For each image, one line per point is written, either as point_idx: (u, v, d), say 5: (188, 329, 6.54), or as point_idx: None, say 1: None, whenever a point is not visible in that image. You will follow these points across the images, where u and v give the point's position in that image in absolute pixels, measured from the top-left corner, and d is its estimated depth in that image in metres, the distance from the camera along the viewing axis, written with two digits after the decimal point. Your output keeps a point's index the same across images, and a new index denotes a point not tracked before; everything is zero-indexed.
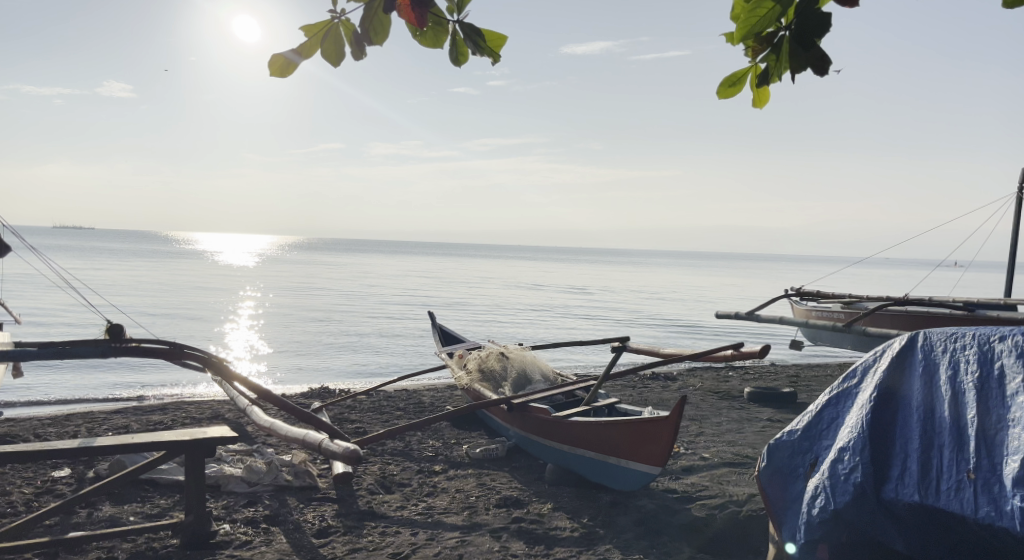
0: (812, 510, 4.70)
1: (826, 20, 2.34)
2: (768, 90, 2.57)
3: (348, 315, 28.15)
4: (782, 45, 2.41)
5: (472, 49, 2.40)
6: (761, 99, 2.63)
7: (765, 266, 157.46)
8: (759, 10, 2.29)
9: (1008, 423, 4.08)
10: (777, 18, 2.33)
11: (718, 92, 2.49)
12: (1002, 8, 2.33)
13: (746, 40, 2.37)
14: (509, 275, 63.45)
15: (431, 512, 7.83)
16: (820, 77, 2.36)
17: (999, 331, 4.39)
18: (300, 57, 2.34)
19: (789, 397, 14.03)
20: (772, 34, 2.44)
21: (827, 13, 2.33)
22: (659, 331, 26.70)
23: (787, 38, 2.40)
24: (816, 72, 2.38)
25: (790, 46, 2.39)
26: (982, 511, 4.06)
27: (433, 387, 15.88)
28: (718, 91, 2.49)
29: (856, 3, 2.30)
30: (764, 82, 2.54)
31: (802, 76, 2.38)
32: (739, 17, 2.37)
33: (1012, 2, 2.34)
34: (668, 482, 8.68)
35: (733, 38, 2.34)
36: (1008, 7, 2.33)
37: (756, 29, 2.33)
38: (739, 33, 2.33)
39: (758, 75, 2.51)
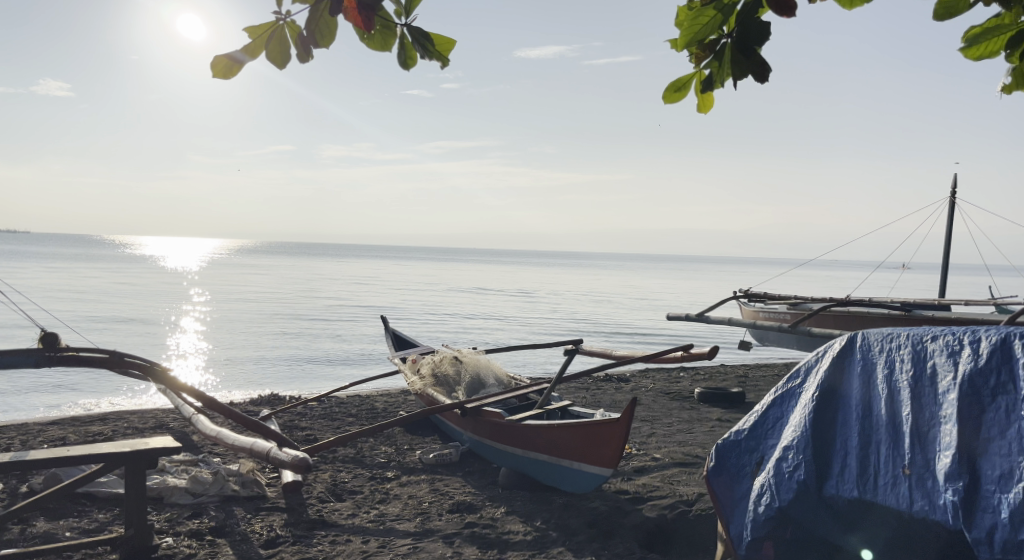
0: (759, 508, 4.86)
1: (764, 29, 2.42)
2: (712, 95, 2.66)
3: (297, 320, 27.85)
4: (724, 52, 2.49)
5: (420, 52, 2.44)
6: (705, 104, 2.72)
7: (713, 268, 160.20)
8: (701, 18, 2.37)
9: (940, 420, 4.20)
10: (719, 25, 2.41)
11: (663, 97, 2.55)
12: (933, 19, 2.43)
13: (689, 47, 2.43)
14: (458, 279, 63.54)
15: (383, 519, 7.78)
16: (759, 83, 2.45)
17: (933, 331, 4.49)
18: (245, 60, 2.35)
19: (738, 397, 14.29)
20: (715, 42, 2.51)
21: (765, 22, 2.41)
22: (611, 334, 27.02)
23: (729, 46, 2.48)
24: (755, 79, 2.46)
25: (732, 52, 2.48)
26: (917, 505, 4.20)
27: (386, 393, 15.76)
28: (663, 97, 2.55)
29: (792, 12, 2.38)
30: (709, 87, 2.62)
31: (742, 82, 2.47)
32: (682, 24, 2.43)
33: (944, 15, 2.44)
34: (620, 483, 8.77)
35: (677, 45, 2.41)
36: (938, 19, 2.43)
37: (699, 36, 2.40)
38: (682, 40, 2.39)
39: (702, 81, 2.59)
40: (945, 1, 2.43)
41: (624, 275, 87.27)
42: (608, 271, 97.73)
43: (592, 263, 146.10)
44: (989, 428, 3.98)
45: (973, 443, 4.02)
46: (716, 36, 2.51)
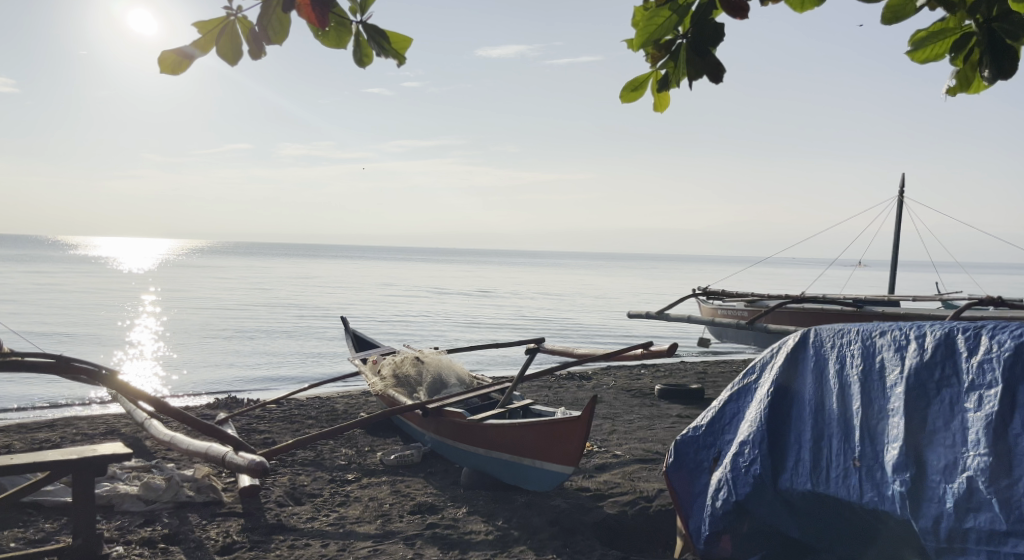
0: (717, 502, 4.97)
1: (719, 30, 2.46)
2: (668, 95, 2.69)
3: (254, 321, 27.45)
4: (679, 52, 2.53)
5: (376, 50, 2.46)
6: (661, 104, 2.76)
7: (672, 266, 161.94)
8: (657, 18, 2.40)
9: (888, 413, 4.29)
10: (674, 26, 2.44)
11: (621, 97, 2.58)
12: (881, 23, 2.49)
13: (644, 47, 2.47)
14: (417, 278, 63.33)
15: (342, 522, 7.72)
16: (715, 83, 2.50)
17: (881, 326, 4.57)
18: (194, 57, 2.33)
19: (697, 393, 14.48)
20: (670, 42, 2.55)
21: (719, 23, 2.45)
22: (573, 333, 27.17)
23: (684, 46, 2.51)
24: (710, 80, 2.50)
25: (687, 52, 2.51)
26: (867, 496, 4.30)
27: (346, 394, 15.64)
28: (621, 96, 2.58)
29: (745, 15, 2.43)
30: (665, 87, 2.66)
31: (698, 82, 2.51)
32: (637, 24, 2.47)
33: (890, 18, 2.50)
34: (581, 481, 8.83)
35: (633, 45, 2.44)
36: (885, 23, 2.49)
37: (655, 37, 2.44)
38: (638, 40, 2.42)
39: (658, 80, 2.63)
40: (892, 5, 2.50)
41: (585, 274, 87.74)
42: (569, 270, 98.05)
43: (553, 262, 146.68)
44: (934, 420, 4.07)
45: (919, 435, 4.11)
46: (670, 36, 2.55)
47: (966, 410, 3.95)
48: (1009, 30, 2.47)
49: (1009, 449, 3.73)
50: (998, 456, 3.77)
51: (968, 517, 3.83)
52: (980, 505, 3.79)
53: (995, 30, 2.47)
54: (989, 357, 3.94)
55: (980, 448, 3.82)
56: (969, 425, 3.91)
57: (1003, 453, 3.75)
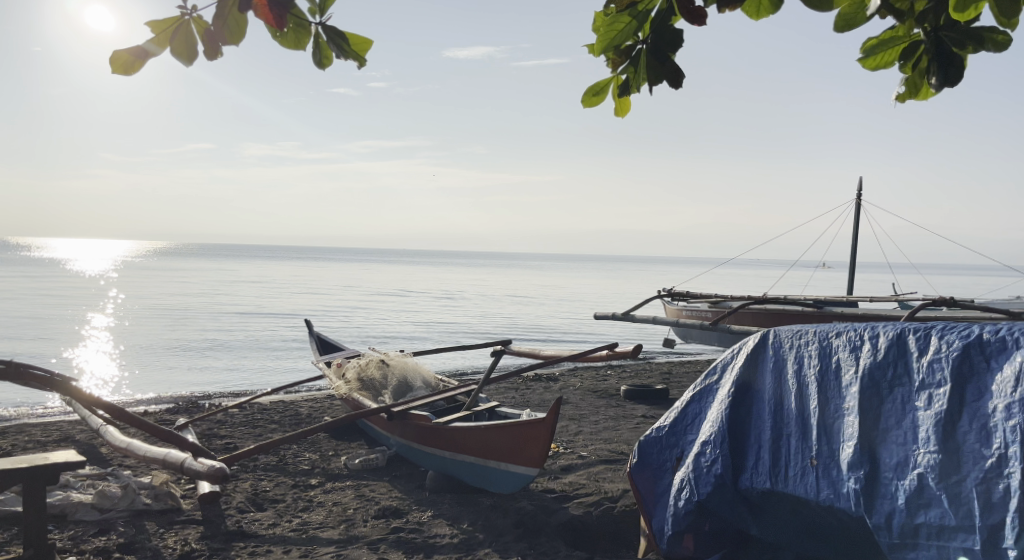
0: (679, 502, 5.02)
1: (678, 36, 2.49)
2: (629, 100, 2.72)
3: (216, 325, 27.08)
4: (640, 58, 2.56)
5: (335, 51, 2.47)
6: (623, 109, 2.78)
7: (638, 268, 163.29)
8: (617, 24, 2.43)
9: (844, 412, 4.38)
10: (634, 32, 2.48)
11: (583, 101, 2.60)
12: (835, 31, 2.55)
13: (606, 52, 2.50)
14: (384, 280, 63.05)
15: (305, 527, 7.64)
16: (673, 88, 2.53)
17: (838, 327, 4.66)
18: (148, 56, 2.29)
19: (662, 394, 14.62)
20: (630, 48, 2.59)
21: (678, 30, 2.48)
22: (538, 335, 27.25)
23: (644, 52, 2.55)
24: (669, 85, 2.54)
25: (647, 59, 2.54)
26: (823, 494, 4.39)
27: (311, 398, 15.49)
28: (583, 101, 2.60)
29: (703, 21, 2.47)
30: (625, 93, 2.69)
31: (658, 88, 2.55)
32: (598, 29, 2.50)
33: (842, 26, 2.55)
34: (546, 483, 8.86)
35: (593, 51, 2.47)
36: (838, 31, 2.55)
37: (615, 43, 2.48)
38: (599, 45, 2.45)
39: (619, 85, 2.65)
40: (845, 13, 2.56)
41: (552, 276, 88.21)
42: (536, 272, 98.44)
43: (519, 264, 146.95)
44: (887, 419, 4.16)
45: (873, 433, 4.20)
46: (631, 41, 2.57)
47: (917, 408, 4.04)
48: (955, 39, 2.54)
49: (957, 446, 3.82)
50: (946, 453, 3.85)
51: (919, 513, 3.91)
52: (930, 501, 3.88)
53: (943, 38, 2.54)
54: (938, 357, 4.03)
55: (929, 446, 3.91)
56: (920, 423, 3.99)
57: (951, 450, 3.84)
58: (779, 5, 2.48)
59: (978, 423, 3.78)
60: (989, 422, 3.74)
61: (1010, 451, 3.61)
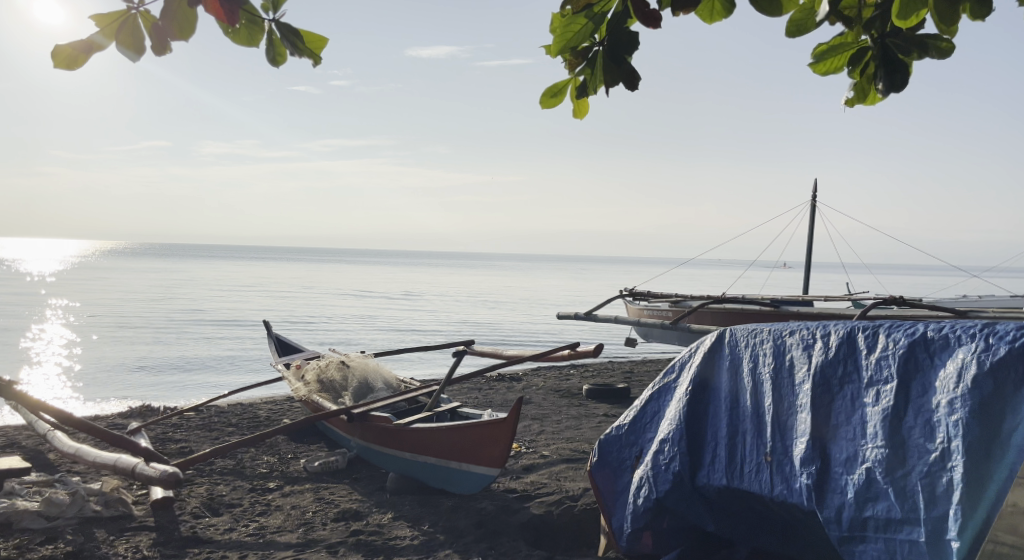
0: (638, 500, 5.06)
1: (633, 38, 2.51)
2: (587, 102, 2.73)
3: (172, 326, 26.59)
4: (597, 60, 2.58)
5: (290, 48, 2.46)
6: (582, 110, 2.79)
7: (600, 268, 164.32)
8: (573, 26, 2.45)
9: (796, 409, 4.46)
10: (591, 34, 2.50)
11: (541, 102, 2.61)
12: (787, 36, 2.59)
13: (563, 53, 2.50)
14: (345, 281, 62.60)
15: (262, 532, 7.53)
16: (630, 90, 2.55)
17: (791, 326, 4.74)
18: (94, 49, 2.24)
19: (624, 392, 14.73)
20: (587, 50, 2.60)
21: (633, 32, 2.50)
22: (501, 335, 27.29)
23: (601, 53, 2.57)
24: (625, 87, 2.56)
25: (603, 61, 2.56)
26: (777, 489, 4.46)
27: (270, 400, 15.29)
28: (541, 102, 2.61)
29: (658, 24, 2.48)
30: (583, 94, 2.70)
31: (614, 89, 2.56)
32: (555, 30, 2.51)
33: (792, 31, 2.59)
34: (508, 482, 8.86)
35: (551, 51, 2.47)
36: (790, 36, 2.59)
37: (572, 44, 2.48)
38: (557, 46, 2.46)
39: (577, 87, 2.66)
40: (795, 18, 2.60)
41: (515, 277, 88.32)
42: (499, 273, 98.51)
43: (482, 264, 146.85)
44: (838, 415, 4.24)
45: (825, 429, 4.28)
46: (587, 43, 2.59)
47: (866, 404, 4.12)
48: (900, 46, 2.58)
49: (903, 441, 3.91)
50: (892, 447, 3.93)
51: (867, 506, 4.00)
52: (877, 494, 3.96)
53: (889, 45, 2.58)
54: (885, 355, 4.13)
55: (877, 441, 3.99)
56: (868, 419, 4.08)
57: (898, 444, 3.92)
58: (731, 7, 2.50)
59: (922, 419, 3.87)
60: (933, 418, 3.83)
61: (953, 446, 3.70)
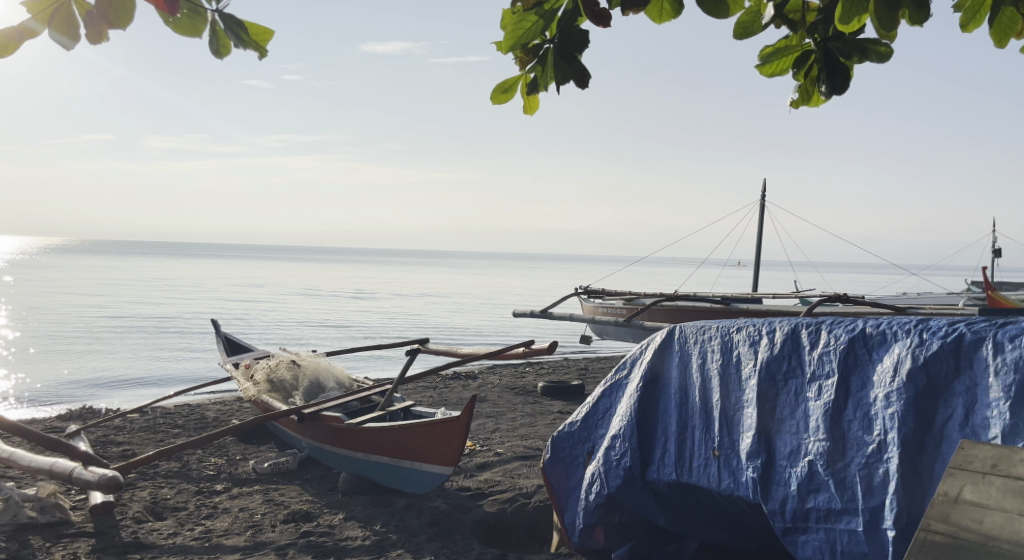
0: (590, 496, 5.08)
1: (584, 36, 2.49)
2: (537, 98, 2.70)
3: (117, 326, 25.83)
4: (547, 57, 2.55)
5: (234, 40, 2.39)
6: (532, 107, 2.76)
7: (554, 266, 165.13)
8: (524, 23, 2.41)
9: (743, 404, 4.52)
10: (541, 31, 2.46)
11: (492, 99, 2.57)
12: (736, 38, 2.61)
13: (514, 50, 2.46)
14: (297, 279, 61.68)
15: (208, 535, 7.37)
16: (581, 88, 2.54)
17: (738, 323, 4.79)
18: (26, 36, 2.14)
19: (578, 389, 14.80)
20: (537, 46, 2.57)
21: (584, 30, 2.48)
22: (456, 334, 27.17)
23: (551, 51, 2.54)
24: (576, 84, 2.55)
25: (554, 59, 2.54)
26: (724, 483, 4.52)
27: (218, 401, 14.97)
28: (491, 98, 2.57)
29: (609, 22, 2.47)
30: (534, 91, 2.66)
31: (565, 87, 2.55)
32: (506, 26, 2.46)
33: (741, 33, 2.61)
34: (462, 481, 8.82)
35: (502, 48, 2.43)
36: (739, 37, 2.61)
37: (523, 40, 2.44)
38: (507, 42, 2.41)
39: (528, 84, 2.63)
40: (742, 20, 2.61)
41: (470, 275, 88.28)
42: (455, 271, 98.30)
43: (437, 262, 146.33)
44: (782, 410, 4.31)
45: (769, 424, 4.35)
46: (538, 40, 2.56)
47: (808, 399, 4.20)
48: (842, 49, 2.62)
49: (843, 434, 3.98)
50: (833, 440, 4.01)
51: (809, 498, 4.07)
52: (819, 486, 4.03)
53: (832, 48, 2.62)
54: (827, 350, 4.21)
55: (819, 434, 4.07)
56: (810, 413, 4.16)
57: (838, 437, 4.00)
58: (680, 8, 2.50)
59: (861, 412, 3.95)
60: (871, 411, 3.91)
61: (889, 438, 3.78)
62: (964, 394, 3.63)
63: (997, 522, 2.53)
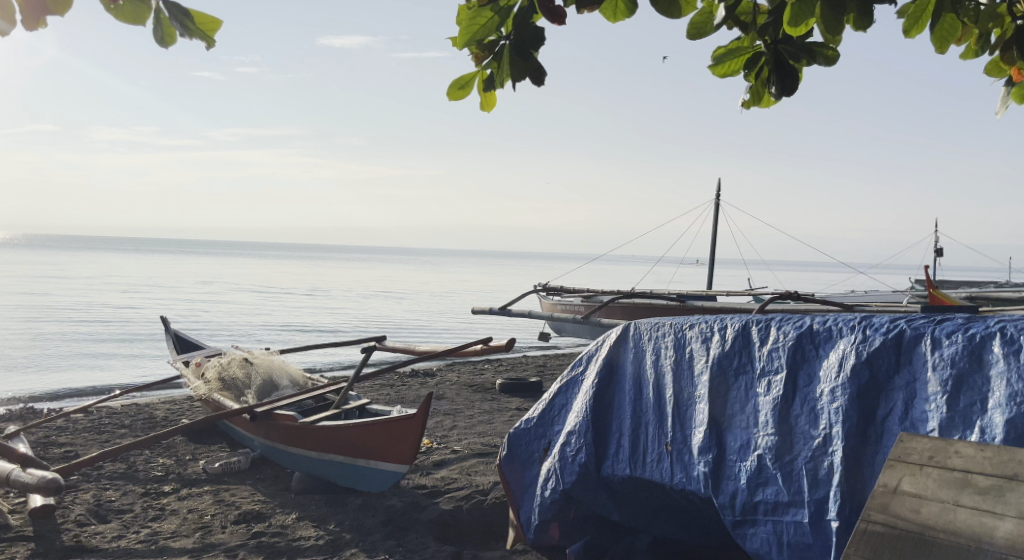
0: (545, 492, 5.07)
1: (540, 34, 2.47)
2: (494, 95, 2.67)
3: (62, 325, 25.09)
4: (503, 53, 2.52)
5: (179, 29, 2.32)
6: (489, 103, 2.73)
7: (512, 263, 165.38)
8: (478, 19, 2.37)
9: (695, 399, 4.56)
10: (496, 28, 2.42)
11: (448, 95, 2.54)
12: (690, 38, 2.62)
13: (469, 46, 2.43)
14: (252, 276, 60.69)
15: (155, 538, 7.19)
16: (537, 85, 2.51)
17: (691, 320, 4.83)
18: None
19: (535, 386, 14.83)
20: (494, 43, 2.54)
21: (540, 28, 2.46)
22: (413, 332, 27.01)
23: (507, 47, 2.51)
24: (532, 82, 2.52)
25: (509, 55, 2.51)
26: (676, 478, 4.55)
27: (168, 400, 14.64)
28: (448, 94, 2.54)
29: (564, 20, 2.45)
30: (490, 87, 2.63)
31: (521, 85, 2.52)
32: (461, 22, 2.42)
33: (693, 34, 2.63)
34: (418, 478, 8.77)
35: (457, 44, 2.39)
36: (692, 38, 2.62)
37: (478, 36, 2.41)
38: (462, 38, 2.38)
39: (484, 80, 2.60)
40: (695, 21, 2.63)
41: (428, 271, 87.85)
42: (413, 268, 97.75)
43: (394, 259, 145.40)
44: (733, 404, 4.36)
45: (721, 418, 4.40)
46: (494, 36, 2.53)
47: (758, 394, 4.26)
48: (791, 52, 2.65)
49: (790, 428, 4.04)
50: (781, 434, 4.07)
51: (757, 491, 4.12)
52: (767, 479, 4.08)
53: (781, 51, 2.65)
54: (776, 346, 4.27)
55: (768, 429, 4.13)
56: (760, 408, 4.21)
57: (786, 432, 4.06)
58: (634, 8, 2.50)
59: (807, 407, 4.01)
60: (817, 406, 3.97)
61: (834, 432, 3.85)
62: (905, 389, 3.72)
63: (934, 511, 2.59)
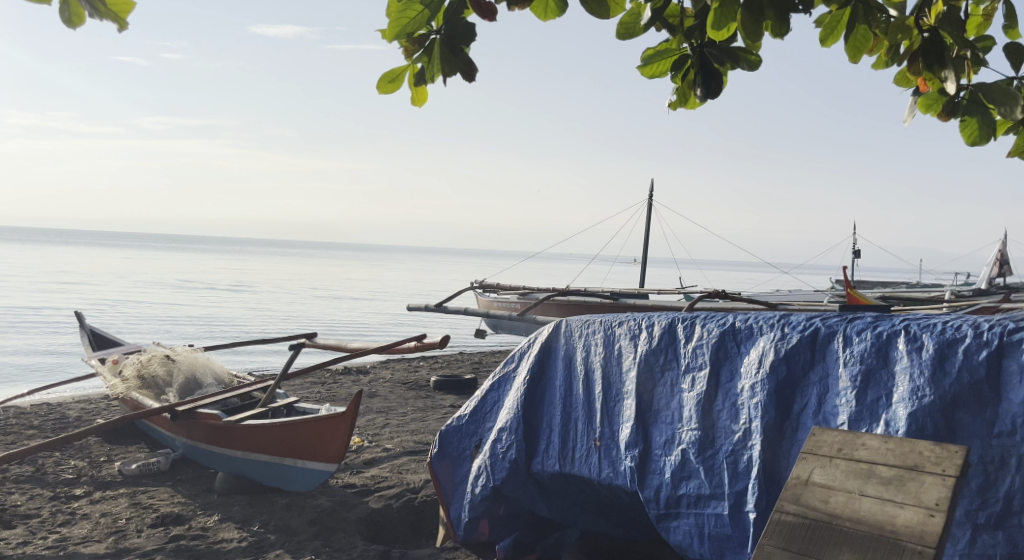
0: (475, 489, 5.05)
1: (470, 29, 2.44)
2: (424, 90, 2.61)
3: None
4: (433, 47, 2.47)
5: (89, 10, 2.19)
6: (420, 98, 2.68)
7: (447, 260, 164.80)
8: (409, 12, 2.32)
9: (624, 395, 4.60)
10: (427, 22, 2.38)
11: (377, 88, 2.48)
12: (621, 38, 2.64)
13: (398, 40, 2.38)
14: (178, 271, 58.77)
15: (64, 543, 6.88)
16: (467, 81, 2.48)
17: (620, 317, 4.86)
18: None
19: (470, 384, 14.77)
20: (423, 37, 2.49)
21: (470, 23, 2.43)
22: (346, 330, 26.61)
23: (437, 42, 2.46)
24: (462, 77, 2.49)
25: (441, 49, 2.46)
26: (603, 473, 4.58)
27: (84, 400, 14.01)
28: (377, 87, 2.48)
29: (494, 17, 2.43)
30: (420, 82, 2.58)
31: (450, 79, 2.48)
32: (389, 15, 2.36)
33: (624, 35, 2.64)
34: (347, 478, 8.62)
35: (385, 36, 2.33)
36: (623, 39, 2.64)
37: (406, 30, 2.36)
38: (390, 31, 2.32)
39: (415, 74, 2.54)
40: (624, 22, 2.65)
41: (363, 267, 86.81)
42: (347, 264, 96.41)
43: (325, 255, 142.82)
44: (660, 399, 4.41)
45: (647, 412, 4.45)
46: (424, 30, 2.48)
47: (682, 390, 4.31)
48: (716, 56, 2.68)
49: (712, 423, 4.11)
50: (704, 429, 4.14)
51: (681, 484, 4.18)
52: (690, 473, 4.14)
53: (707, 54, 2.67)
54: (700, 343, 4.33)
55: (691, 424, 4.19)
56: (684, 404, 4.28)
57: (709, 426, 4.12)
58: (565, 8, 2.48)
59: (729, 402, 4.09)
60: (738, 401, 4.05)
61: (754, 426, 3.94)
62: (819, 384, 3.82)
63: (840, 501, 2.66)
